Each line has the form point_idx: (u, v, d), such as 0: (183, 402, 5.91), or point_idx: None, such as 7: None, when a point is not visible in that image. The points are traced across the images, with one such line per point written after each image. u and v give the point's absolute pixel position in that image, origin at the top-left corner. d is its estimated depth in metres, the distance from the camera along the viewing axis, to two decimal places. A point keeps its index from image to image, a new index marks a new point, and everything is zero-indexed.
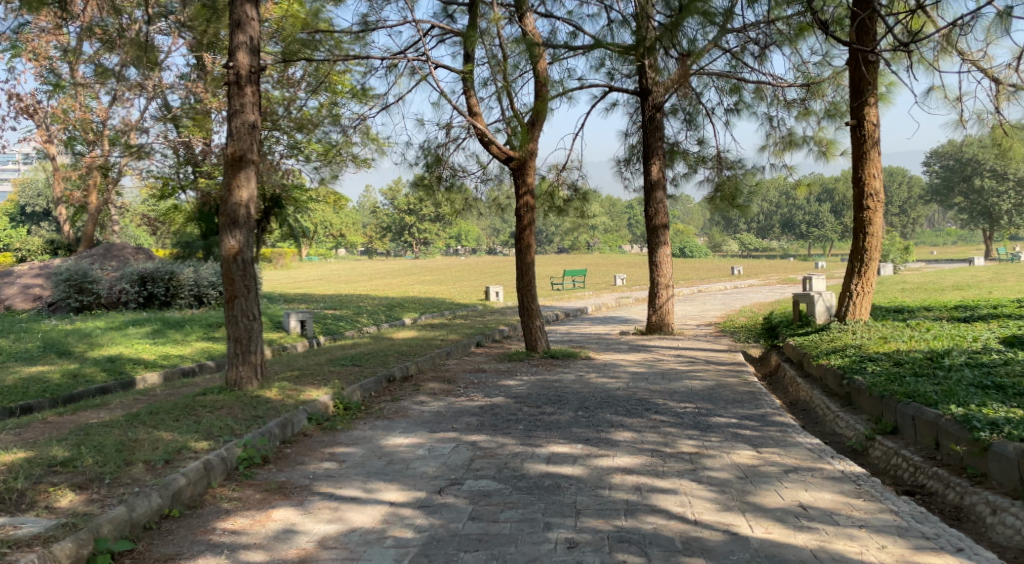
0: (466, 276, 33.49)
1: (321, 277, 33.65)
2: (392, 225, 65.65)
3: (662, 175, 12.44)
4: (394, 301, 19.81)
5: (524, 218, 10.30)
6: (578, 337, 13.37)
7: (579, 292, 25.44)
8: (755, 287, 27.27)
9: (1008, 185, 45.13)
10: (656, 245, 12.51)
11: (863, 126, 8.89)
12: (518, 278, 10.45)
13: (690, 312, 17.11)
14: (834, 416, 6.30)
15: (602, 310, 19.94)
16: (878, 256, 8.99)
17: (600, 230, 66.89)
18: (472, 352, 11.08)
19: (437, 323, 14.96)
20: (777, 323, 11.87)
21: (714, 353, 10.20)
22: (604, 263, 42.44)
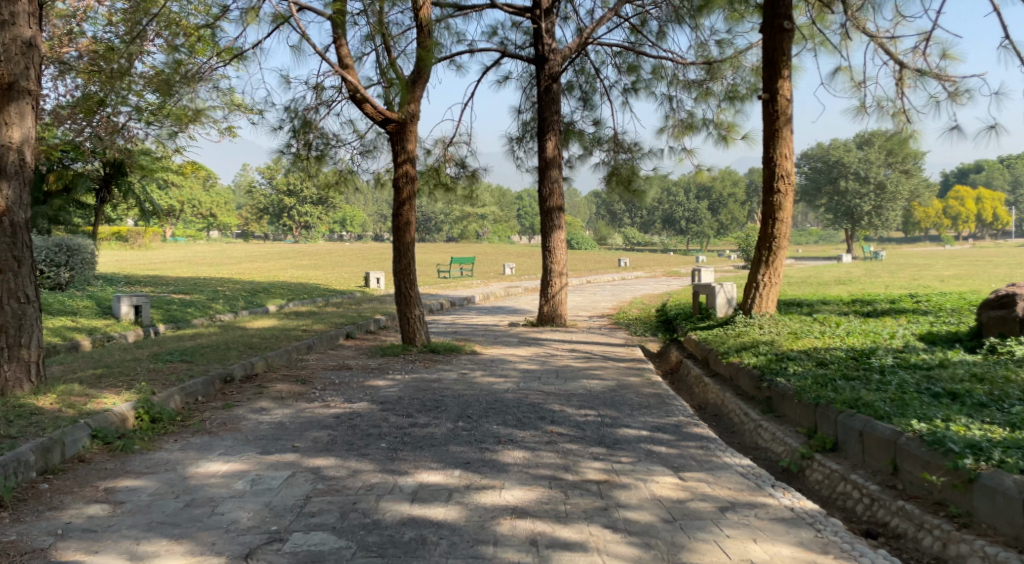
0: (347, 262, 31.70)
1: (183, 259, 30.96)
2: (271, 206, 62.43)
3: (557, 153, 11.45)
4: (261, 286, 17.96)
5: (404, 189, 8.99)
6: (463, 328, 12.14)
7: (466, 280, 24.25)
8: (641, 279, 26.96)
9: (871, 187, 47.75)
10: (550, 228, 11.46)
11: (778, 100, 7.88)
12: (394, 259, 9.09)
13: (581, 303, 16.24)
14: (756, 425, 5.29)
15: (489, 300, 18.82)
16: (788, 244, 8.14)
17: (488, 218, 66.09)
18: (341, 345, 9.64)
19: (307, 311, 13.39)
20: (676, 315, 11.04)
21: (612, 348, 9.21)
22: (492, 252, 41.51)
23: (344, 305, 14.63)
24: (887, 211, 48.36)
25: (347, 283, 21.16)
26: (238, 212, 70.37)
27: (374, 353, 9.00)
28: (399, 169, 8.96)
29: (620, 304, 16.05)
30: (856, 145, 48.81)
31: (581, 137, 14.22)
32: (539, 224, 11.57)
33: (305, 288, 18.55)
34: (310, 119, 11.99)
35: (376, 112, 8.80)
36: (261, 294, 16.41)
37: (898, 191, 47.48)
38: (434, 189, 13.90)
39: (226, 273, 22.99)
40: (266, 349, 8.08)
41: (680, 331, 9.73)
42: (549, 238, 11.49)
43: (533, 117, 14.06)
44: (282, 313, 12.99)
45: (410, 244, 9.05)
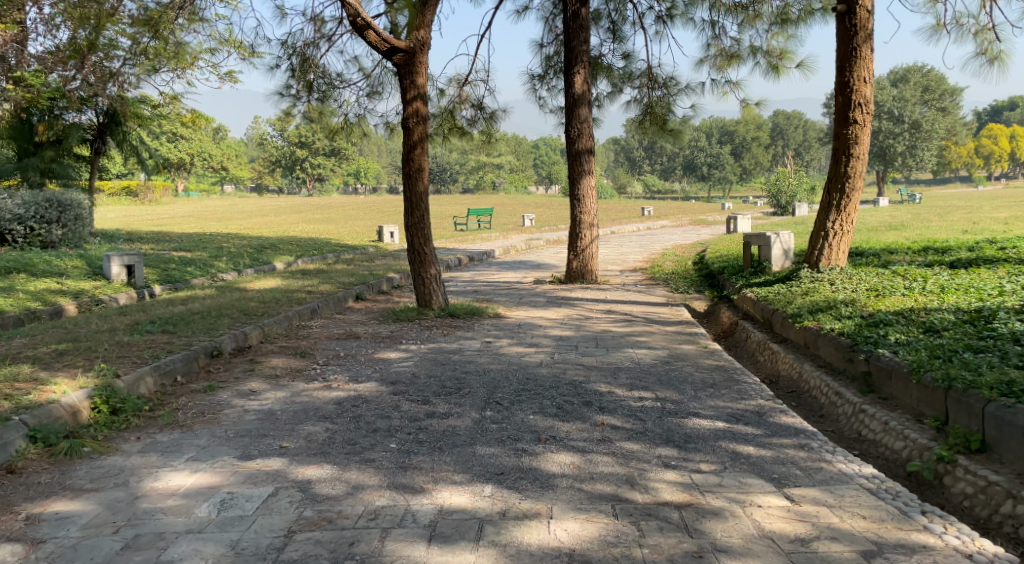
0: (362, 215, 30.72)
1: (192, 215, 30.08)
2: (284, 159, 61.26)
3: (586, 88, 10.28)
4: (269, 242, 16.97)
5: (415, 132, 7.88)
6: (485, 286, 11.14)
7: (484, 233, 23.17)
8: (668, 228, 25.76)
9: (904, 127, 45.78)
10: (579, 173, 10.36)
11: (856, 12, 6.85)
12: (406, 213, 8.05)
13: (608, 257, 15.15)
14: (857, 411, 4.27)
15: (510, 254, 17.75)
16: (862, 185, 7.07)
17: (505, 168, 64.60)
18: (350, 309, 8.67)
19: (316, 269, 12.40)
20: (720, 269, 9.94)
21: (653, 309, 8.15)
22: (509, 203, 40.28)
23: (356, 262, 13.63)
24: (918, 152, 46.47)
25: (360, 238, 20.16)
26: (251, 166, 69.28)
27: (386, 318, 8.02)
28: (408, 108, 7.87)
29: (651, 256, 14.95)
30: (887, 83, 46.69)
31: (610, 73, 13.02)
32: (566, 170, 10.47)
33: (316, 245, 17.56)
34: (310, 56, 10.92)
35: (383, 40, 7.74)
36: (269, 252, 15.43)
37: (932, 130, 45.52)
38: (449, 136, 12.77)
39: (235, 229, 22.03)
40: (264, 315, 7.11)
41: (729, 288, 8.64)
42: (579, 187, 10.40)
43: (556, 51, 12.81)
44: (288, 273, 12.02)
45: (422, 193, 7.98)
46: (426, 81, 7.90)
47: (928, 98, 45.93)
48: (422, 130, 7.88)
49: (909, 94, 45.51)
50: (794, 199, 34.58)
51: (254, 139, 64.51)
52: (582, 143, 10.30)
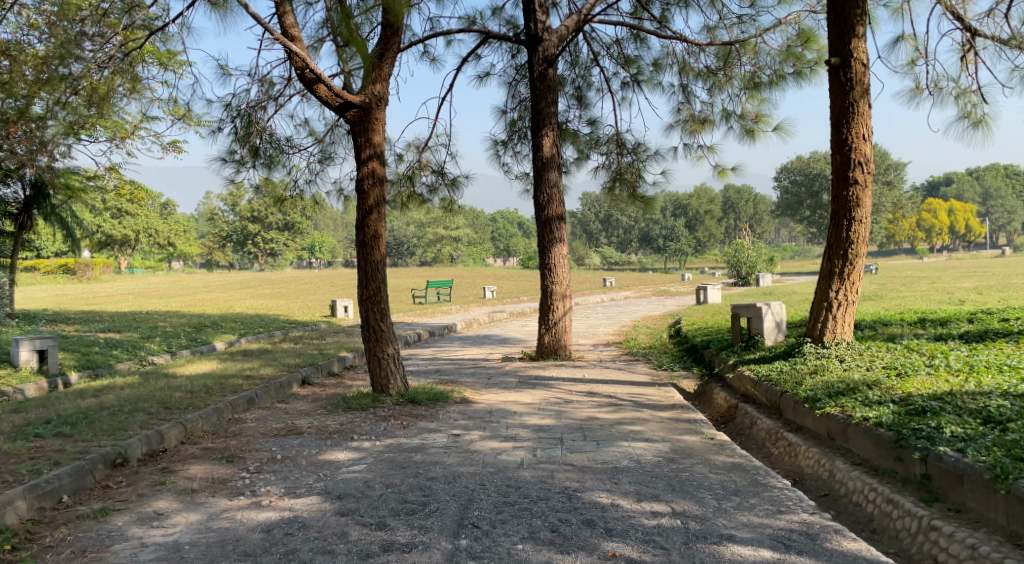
0: (315, 290, 29.56)
1: (133, 293, 28.58)
2: (236, 234, 59.96)
3: (555, 152, 9.67)
4: (212, 321, 15.77)
5: (370, 196, 7.05)
6: (448, 365, 10.18)
7: (444, 306, 22.25)
8: (632, 299, 25.15)
9: None
10: (550, 242, 9.62)
11: (851, 65, 6.27)
12: (360, 284, 7.13)
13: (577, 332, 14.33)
14: (925, 529, 3.49)
15: (473, 328, 16.83)
16: (866, 251, 6.40)
17: (463, 241, 64.11)
18: (294, 398, 7.61)
19: (260, 350, 11.32)
20: (703, 343, 9.17)
21: (638, 390, 7.29)
22: (469, 276, 39.51)
23: (307, 340, 12.58)
24: None
25: (313, 314, 19.06)
26: (202, 241, 67.70)
27: (336, 407, 7.01)
28: (362, 170, 7.05)
29: (622, 330, 14.18)
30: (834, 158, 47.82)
31: (575, 139, 12.50)
32: (536, 238, 9.73)
33: (264, 323, 16.43)
34: (257, 119, 10.13)
35: (334, 95, 6.95)
36: (211, 332, 14.28)
37: (880, 203, 46.50)
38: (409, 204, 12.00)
39: (178, 307, 20.78)
40: (187, 409, 6.04)
41: (719, 365, 7.84)
42: (549, 257, 9.67)
43: (520, 115, 12.26)
44: (229, 355, 10.91)
45: (378, 263, 7.10)
46: (383, 139, 7.10)
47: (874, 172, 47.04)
48: (378, 194, 7.07)
49: None
50: (754, 271, 34.46)
51: (205, 214, 63.17)
52: (552, 211, 9.62)
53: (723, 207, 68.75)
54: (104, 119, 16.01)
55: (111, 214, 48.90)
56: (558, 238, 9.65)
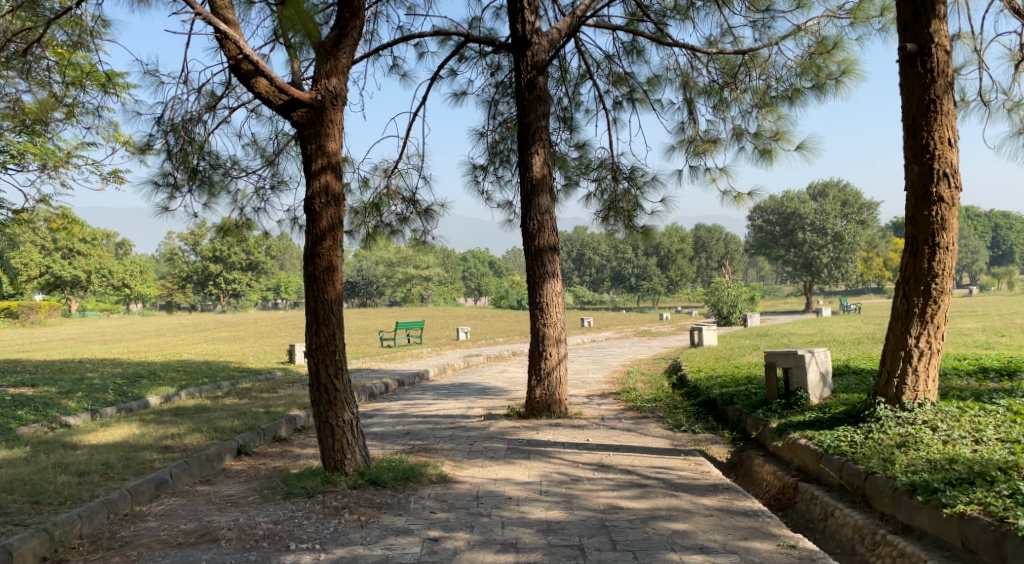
0: (277, 333, 27.78)
1: (77, 338, 26.60)
2: (197, 275, 57.86)
3: (547, 173, 8.34)
4: (154, 371, 14.08)
5: (323, 220, 5.59)
6: (420, 424, 8.65)
7: (415, 349, 20.68)
8: (614, 340, 23.77)
9: (827, 239, 46.19)
10: (541, 277, 8.24)
11: (931, 53, 4.95)
12: (310, 331, 5.62)
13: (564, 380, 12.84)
14: None
15: (447, 374, 15.25)
16: (953, 286, 5.01)
17: (433, 281, 62.56)
18: (223, 480, 6.01)
19: (199, 408, 9.67)
20: (725, 397, 7.65)
21: (660, 463, 5.82)
22: (440, 317, 37.97)
23: (256, 395, 10.93)
24: (842, 263, 46.70)
25: (270, 359, 17.37)
26: (163, 282, 65.42)
27: (273, 493, 5.40)
28: (312, 187, 5.59)
29: (614, 377, 12.73)
30: (807, 197, 47.39)
31: (563, 164, 11.17)
32: (524, 273, 8.33)
33: (213, 372, 14.73)
34: (192, 135, 8.70)
35: (277, 90, 5.52)
36: (149, 385, 12.62)
37: (854, 242, 46.04)
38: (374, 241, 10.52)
39: (122, 353, 18.97)
40: (55, 514, 4.52)
41: (756, 429, 6.32)
42: (541, 295, 8.27)
43: (501, 138, 10.90)
44: (159, 416, 9.24)
45: (332, 302, 5.62)
46: (340, 147, 5.67)
47: (848, 212, 46.58)
48: (333, 218, 5.61)
49: (829, 207, 46.17)
50: (734, 310, 33.40)
51: (166, 254, 61.01)
52: (543, 243, 8.25)
53: (694, 247, 68.15)
54: (35, 146, 14.37)
55: (63, 254, 46.75)
56: (551, 275, 8.27)
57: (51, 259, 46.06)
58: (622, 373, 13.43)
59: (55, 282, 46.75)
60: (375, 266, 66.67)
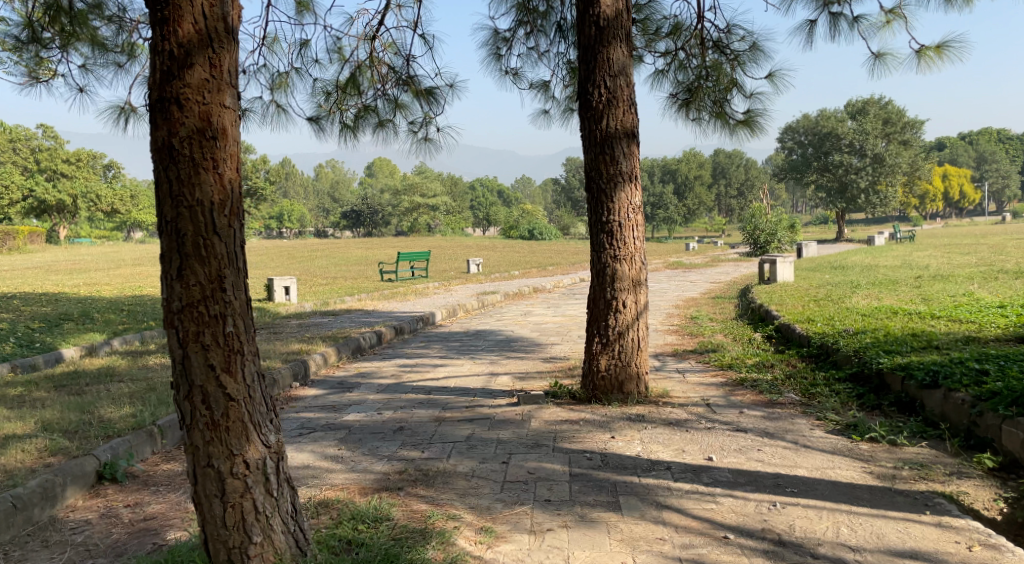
0: (267, 264, 24.83)
1: (39, 267, 23.73)
2: None
3: (622, 9, 5.19)
4: (90, 314, 11.12)
5: (185, 21, 2.53)
6: (421, 406, 5.71)
7: (419, 284, 17.69)
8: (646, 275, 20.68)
9: (866, 162, 42.42)
10: (612, 179, 5.16)
11: None
12: (167, 273, 2.60)
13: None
14: None
15: (458, 318, 12.24)
16: None
17: (441, 209, 59.30)
18: (31, 558, 3.08)
19: (104, 372, 6.72)
20: (919, 377, 4.66)
21: (905, 548, 2.86)
22: (448, 247, 34.98)
23: None
24: (881, 187, 43.06)
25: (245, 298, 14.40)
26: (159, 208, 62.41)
27: None
28: None
29: (676, 325, 9.75)
30: (844, 115, 43.34)
31: None
32: (585, 173, 5.26)
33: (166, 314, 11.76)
34: None
35: None
36: (72, 332, 9.67)
37: (896, 164, 42.31)
38: (352, 132, 7.62)
39: (73, 287, 16.00)
40: None
41: None
42: (611, 213, 5.19)
43: None
44: (39, 381, 6.32)
45: (213, 204, 2.56)
46: None
47: (889, 131, 42.48)
48: (205, 14, 2.55)
49: (869, 126, 42.19)
50: (773, 239, 30.22)
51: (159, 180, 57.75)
52: (612, 127, 5.15)
53: (714, 173, 64.37)
54: None
55: (46, 176, 43.74)
56: (627, 181, 5.18)
57: (33, 183, 42.97)
58: (683, 319, 10.39)
59: (39, 208, 43.65)
60: (380, 193, 63.30)
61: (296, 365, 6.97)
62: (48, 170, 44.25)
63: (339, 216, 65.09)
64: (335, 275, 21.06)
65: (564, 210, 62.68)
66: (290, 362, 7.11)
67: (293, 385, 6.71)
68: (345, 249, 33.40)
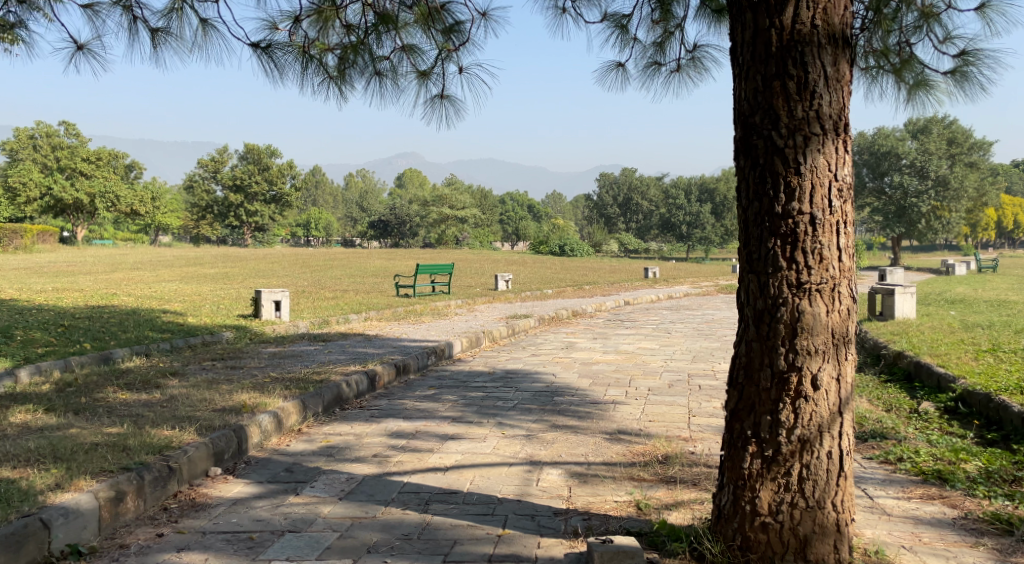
0: (278, 273, 22.47)
1: (27, 269, 21.58)
2: (216, 205, 52.94)
3: None
4: (16, 331, 8.69)
5: None
6: (407, 548, 3.09)
7: (440, 303, 15.13)
8: (700, 304, 17.95)
9: (929, 185, 39.05)
10: (796, 127, 2.59)
11: None
12: None
13: (691, 384, 7.13)
14: None
15: (481, 350, 9.64)
16: None
17: (470, 222, 56.89)
18: None
19: None
20: None
21: None
22: (476, 261, 32.49)
23: (100, 399, 5.46)
24: (943, 213, 39.73)
25: (227, 313, 11.91)
26: (184, 211, 60.89)
27: None
28: None
29: None
30: (904, 134, 40.09)
31: None
32: (742, 115, 2.71)
33: (115, 333, 9.28)
34: None
35: None
36: None
37: (961, 188, 38.80)
38: (336, 82, 5.22)
39: (38, 294, 13.65)
40: None
41: None
42: (793, 198, 2.60)
43: None
44: None
45: None
46: None
47: (954, 152, 39.10)
48: None
49: (932, 146, 38.80)
50: None
51: (183, 182, 56.08)
52: (805, 21, 2.58)
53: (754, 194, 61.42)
54: None
55: (66, 175, 42.20)
56: (829, 133, 2.59)
57: (51, 180, 41.25)
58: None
59: (57, 207, 41.73)
60: (409, 204, 61.02)
61: (222, 437, 4.38)
62: (68, 169, 42.73)
63: (366, 225, 63.03)
64: (345, 287, 18.58)
65: (598, 226, 59.90)
66: (218, 429, 4.54)
67: (211, 472, 4.13)
68: (367, 259, 31.02)
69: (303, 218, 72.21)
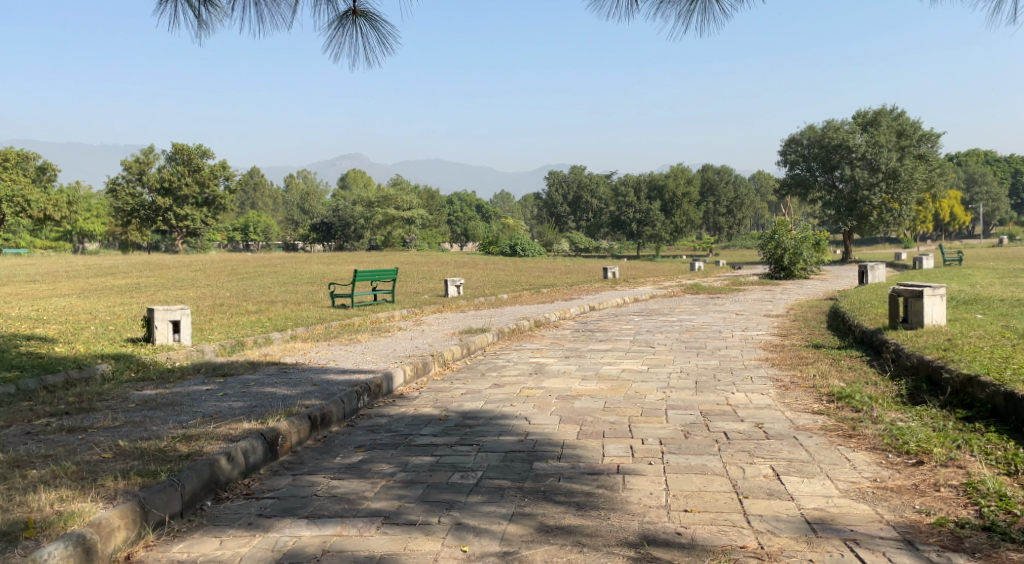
0: (199, 282, 19.95)
1: None
2: (142, 210, 49.42)
3: None
4: None
5: None
6: None
7: (380, 315, 13.01)
8: (672, 308, 16.12)
9: (879, 178, 37.57)
10: None
11: None
12: None
13: (713, 432, 5.28)
14: None
15: (429, 380, 7.63)
16: None
17: (416, 223, 54.38)
18: None
19: None
20: None
21: None
22: (423, 264, 30.23)
23: None
24: (894, 205, 38.48)
25: (116, 337, 9.64)
26: (111, 216, 57.00)
27: None
28: None
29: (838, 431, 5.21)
30: (854, 127, 38.66)
31: None
32: None
33: None
34: None
35: None
36: None
37: (912, 180, 37.41)
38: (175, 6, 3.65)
39: None
40: None
41: None
42: None
43: None
44: None
45: None
46: None
47: (904, 144, 38.05)
48: None
49: (883, 139, 37.34)
50: (798, 259, 26.11)
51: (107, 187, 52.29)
52: None
53: (703, 189, 60.19)
54: None
55: None
56: None
57: None
58: (829, 416, 5.85)
59: None
60: (352, 205, 58.25)
61: None
62: None
63: (308, 229, 60.03)
64: (276, 298, 16.27)
65: (547, 224, 57.96)
66: None
67: None
68: (305, 264, 28.48)
69: (240, 221, 68.67)
